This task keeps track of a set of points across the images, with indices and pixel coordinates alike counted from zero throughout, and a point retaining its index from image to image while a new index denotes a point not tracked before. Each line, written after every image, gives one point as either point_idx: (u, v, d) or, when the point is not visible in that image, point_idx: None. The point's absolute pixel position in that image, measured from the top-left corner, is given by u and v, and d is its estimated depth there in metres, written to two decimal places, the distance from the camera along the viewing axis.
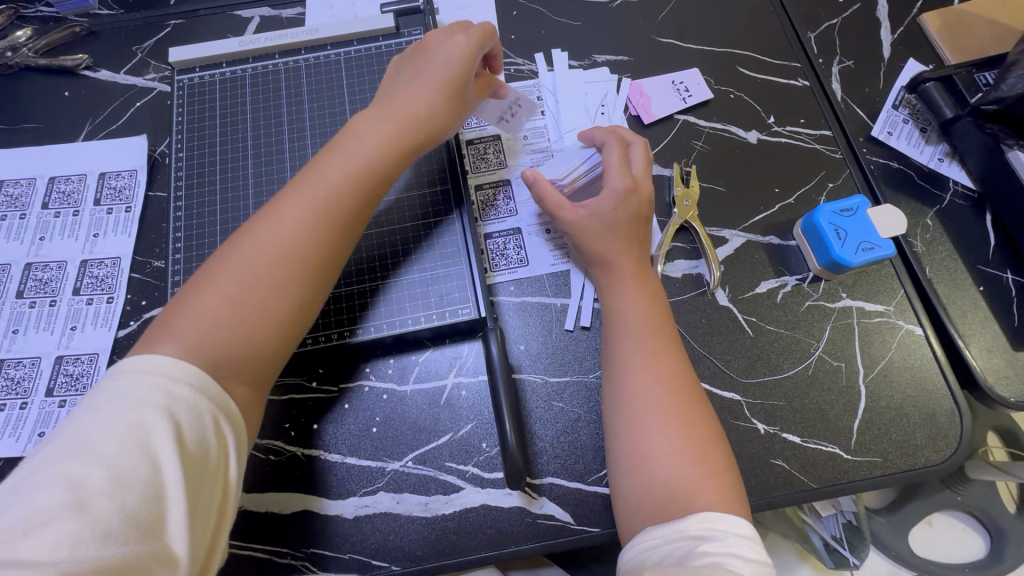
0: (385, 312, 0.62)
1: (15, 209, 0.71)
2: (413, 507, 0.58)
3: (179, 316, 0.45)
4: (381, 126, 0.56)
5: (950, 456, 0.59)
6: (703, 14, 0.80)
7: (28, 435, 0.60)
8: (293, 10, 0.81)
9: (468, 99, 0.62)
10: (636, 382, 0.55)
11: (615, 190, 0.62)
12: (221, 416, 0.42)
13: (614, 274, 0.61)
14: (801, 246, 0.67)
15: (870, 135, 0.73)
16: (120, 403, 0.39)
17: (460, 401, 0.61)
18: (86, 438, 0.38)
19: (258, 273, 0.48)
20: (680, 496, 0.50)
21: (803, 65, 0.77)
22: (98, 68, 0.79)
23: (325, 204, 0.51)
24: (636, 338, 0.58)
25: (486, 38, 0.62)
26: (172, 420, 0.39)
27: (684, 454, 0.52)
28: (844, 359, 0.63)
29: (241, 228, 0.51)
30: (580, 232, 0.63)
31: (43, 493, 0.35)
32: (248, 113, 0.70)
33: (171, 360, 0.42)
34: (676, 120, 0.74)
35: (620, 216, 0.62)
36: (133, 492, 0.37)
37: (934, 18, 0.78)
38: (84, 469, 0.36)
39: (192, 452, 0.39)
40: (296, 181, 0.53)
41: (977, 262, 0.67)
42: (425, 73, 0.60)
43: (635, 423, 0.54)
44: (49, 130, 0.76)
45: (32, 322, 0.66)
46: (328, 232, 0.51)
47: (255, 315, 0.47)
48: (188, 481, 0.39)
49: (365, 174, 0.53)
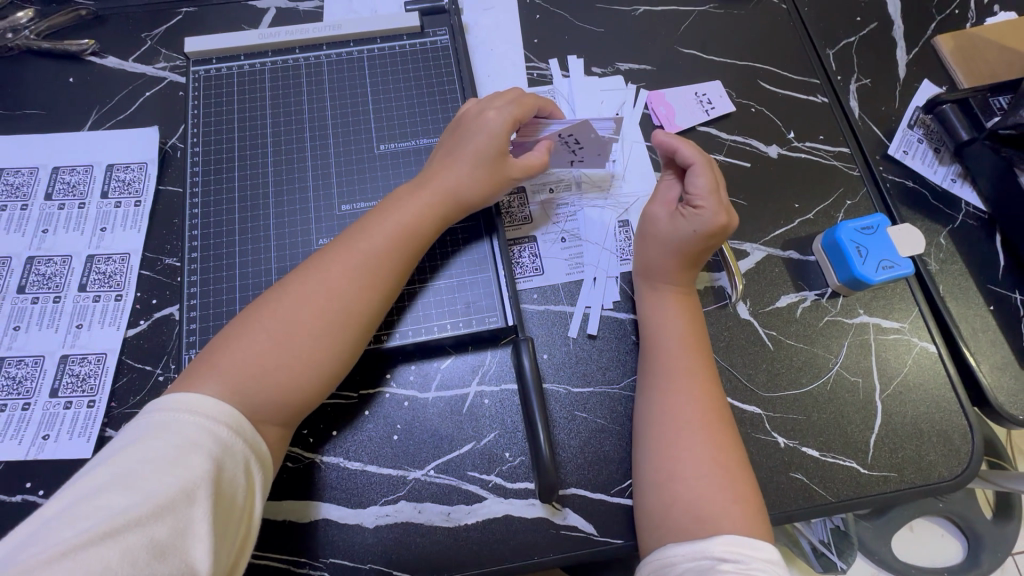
0: (412, 318, 0.62)
1: (16, 198, 0.68)
2: (435, 516, 0.57)
3: (226, 358, 0.49)
4: (423, 201, 0.58)
5: (961, 472, 0.61)
6: (723, 27, 0.80)
7: (31, 438, 0.58)
8: (311, 4, 0.79)
9: (513, 166, 0.61)
10: (670, 400, 0.56)
11: (694, 221, 0.59)
12: (253, 459, 0.47)
13: (659, 288, 0.62)
14: (821, 262, 0.68)
15: (886, 153, 0.74)
16: (165, 437, 0.43)
17: (483, 410, 0.61)
18: (128, 468, 0.41)
19: (303, 328, 0.51)
20: (705, 517, 0.50)
21: (822, 81, 0.78)
22: (105, 55, 0.76)
23: (364, 270, 0.54)
24: (671, 356, 0.58)
25: (521, 110, 0.62)
26: (210, 458, 0.43)
27: (712, 477, 0.52)
28: (861, 374, 0.64)
29: (291, 275, 0.55)
30: (647, 234, 0.63)
31: (84, 518, 0.38)
32: (267, 108, 0.68)
33: (213, 400, 0.46)
34: (698, 131, 0.74)
35: (687, 242, 0.60)
36: (165, 524, 0.39)
37: (948, 40, 0.79)
38: (122, 499, 0.39)
39: (224, 491, 0.43)
40: (340, 243, 0.56)
41: (987, 282, 0.69)
42: (462, 147, 0.61)
43: (665, 441, 0.54)
44: (53, 117, 0.73)
45: (34, 319, 0.63)
46: (367, 297, 0.54)
47: (297, 373, 0.50)
48: (216, 518, 0.42)
49: (404, 244, 0.57)
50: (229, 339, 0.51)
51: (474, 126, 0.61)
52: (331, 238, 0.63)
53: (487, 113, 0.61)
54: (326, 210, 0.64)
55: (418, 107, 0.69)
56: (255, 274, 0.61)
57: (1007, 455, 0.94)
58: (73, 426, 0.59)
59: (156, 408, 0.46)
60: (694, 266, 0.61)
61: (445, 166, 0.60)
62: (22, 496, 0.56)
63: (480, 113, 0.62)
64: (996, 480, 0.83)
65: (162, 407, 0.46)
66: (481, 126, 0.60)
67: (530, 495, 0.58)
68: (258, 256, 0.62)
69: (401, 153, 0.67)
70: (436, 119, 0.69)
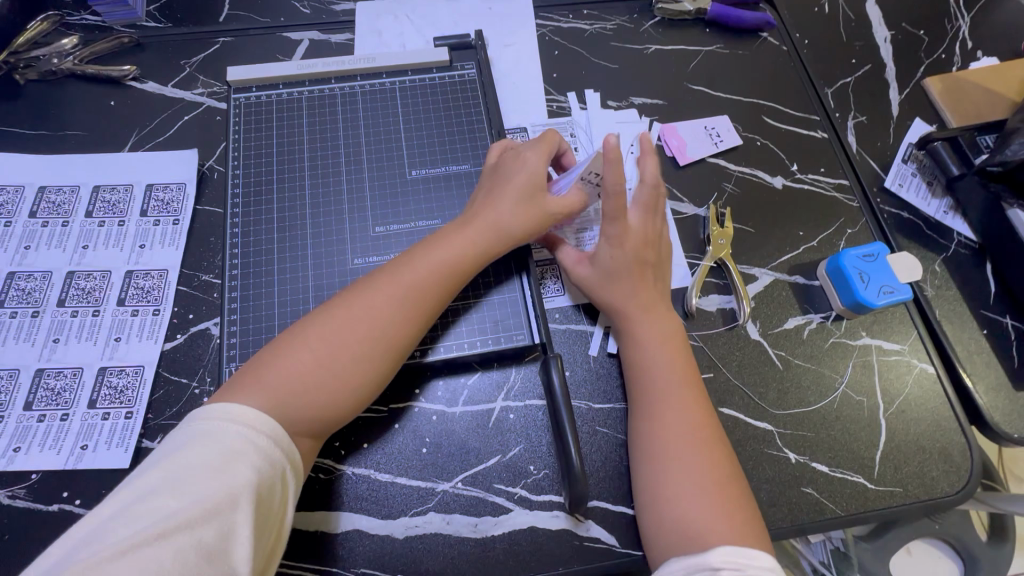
0: (457, 332, 0.65)
1: (57, 215, 0.71)
2: (463, 527, 0.59)
3: (271, 370, 0.51)
4: (468, 239, 0.61)
5: (961, 488, 0.64)
6: (729, 66, 0.86)
7: (70, 448, 0.59)
8: (343, 36, 0.84)
9: (552, 199, 0.63)
10: (662, 421, 0.57)
11: (611, 240, 0.62)
12: (288, 468, 0.48)
13: (629, 318, 0.63)
14: (825, 287, 0.72)
15: (883, 185, 0.79)
16: (208, 444, 0.45)
17: (508, 424, 0.63)
18: (178, 473, 0.42)
19: (347, 348, 0.53)
20: (694, 533, 0.52)
21: (822, 118, 0.83)
22: (145, 80, 0.80)
23: (407, 299, 0.56)
24: (653, 384, 0.60)
25: (551, 148, 0.66)
26: (253, 468, 0.45)
27: (699, 494, 0.53)
28: (865, 394, 0.67)
29: (339, 297, 0.57)
30: (589, 286, 0.65)
31: (139, 519, 0.39)
32: (304, 133, 0.72)
33: (258, 412, 0.48)
34: (708, 162, 0.79)
35: (622, 266, 0.63)
36: (212, 528, 0.41)
37: (936, 82, 0.85)
38: (172, 502, 0.41)
39: (264, 497, 0.45)
40: (387, 269, 0.58)
41: (980, 307, 0.73)
42: (502, 184, 0.64)
43: (650, 460, 0.57)
44: (94, 138, 0.76)
45: (73, 332, 0.65)
46: (408, 322, 0.56)
47: (337, 392, 0.52)
48: (256, 523, 0.43)
49: (447, 277, 0.59)
50: (273, 354, 0.53)
51: (511, 168, 0.65)
52: (366, 257, 0.66)
53: (523, 154, 0.65)
54: (360, 231, 0.67)
55: (447, 136, 0.73)
56: (293, 291, 0.64)
57: (999, 476, 0.98)
58: (110, 437, 0.60)
59: (198, 416, 0.47)
60: (643, 283, 0.63)
61: (485, 203, 0.63)
62: (59, 506, 0.58)
63: (517, 154, 0.66)
64: (991, 500, 0.86)
65: (203, 415, 0.47)
66: (520, 166, 0.64)
67: (554, 507, 0.60)
68: (296, 274, 0.65)
69: (431, 178, 0.71)
70: (464, 148, 0.73)
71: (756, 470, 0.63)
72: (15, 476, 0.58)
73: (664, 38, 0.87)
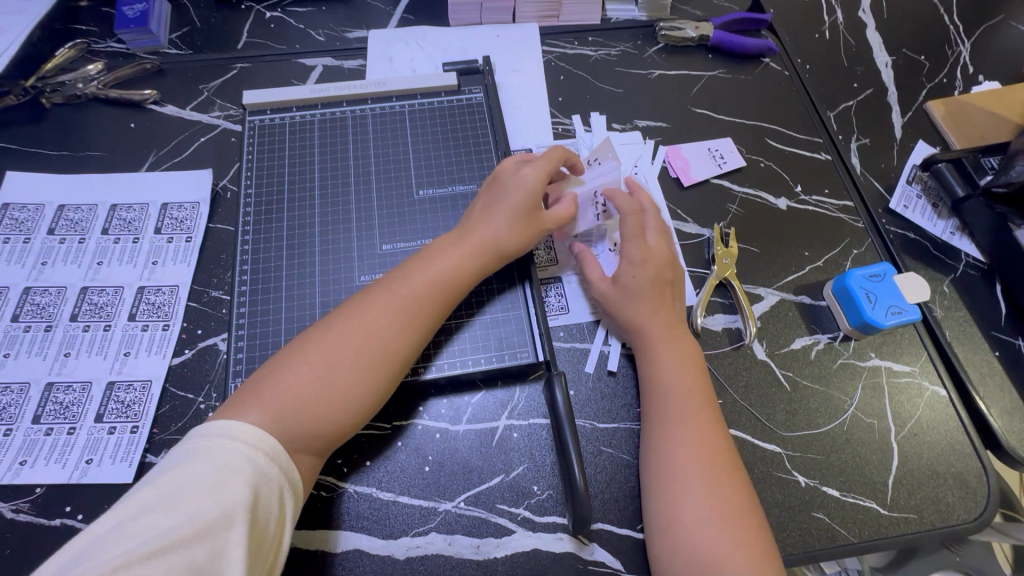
0: (456, 350, 0.65)
1: (74, 232, 0.73)
2: (464, 549, 0.58)
3: (269, 386, 0.51)
4: (459, 254, 0.61)
5: (979, 515, 0.62)
6: (732, 90, 0.87)
7: (74, 462, 0.60)
8: (356, 62, 0.87)
9: (546, 217, 0.65)
10: (678, 442, 0.57)
11: (633, 260, 0.66)
12: (286, 486, 0.48)
13: (647, 338, 0.64)
14: (833, 308, 0.71)
15: (888, 207, 0.79)
16: (206, 462, 0.44)
17: (511, 443, 0.63)
18: (174, 491, 0.42)
19: (348, 361, 0.53)
20: (713, 563, 0.50)
21: (825, 140, 0.84)
22: (165, 103, 0.82)
23: (405, 312, 0.57)
24: (671, 404, 0.59)
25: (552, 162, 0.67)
26: (249, 483, 0.44)
27: (715, 519, 0.52)
28: (876, 416, 0.66)
29: (336, 311, 0.57)
30: (608, 300, 0.66)
31: (132, 537, 0.39)
32: (316, 155, 0.74)
33: (255, 429, 0.48)
34: (712, 183, 0.79)
35: (644, 285, 0.65)
36: (205, 547, 0.40)
37: (938, 105, 0.86)
38: (167, 519, 0.40)
39: (258, 518, 0.44)
40: (383, 283, 0.59)
41: (991, 328, 0.72)
42: (500, 200, 0.65)
43: (666, 482, 0.56)
44: (114, 158, 0.78)
45: (84, 346, 0.66)
46: (405, 332, 0.56)
47: (338, 403, 0.52)
48: (249, 545, 0.43)
49: (438, 289, 0.59)
50: (274, 370, 0.53)
51: (509, 182, 0.66)
52: (372, 275, 0.67)
53: (528, 168, 0.66)
54: (368, 249, 0.68)
55: (455, 157, 0.75)
56: (301, 308, 0.65)
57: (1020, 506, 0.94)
58: (115, 451, 0.60)
59: (196, 434, 0.47)
60: (665, 302, 0.65)
61: (480, 216, 0.64)
62: (62, 520, 0.58)
63: (516, 168, 0.67)
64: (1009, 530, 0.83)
65: (202, 432, 0.47)
66: (517, 179, 0.65)
67: (558, 529, 0.59)
68: (304, 290, 0.66)
69: (439, 198, 0.72)
70: (471, 168, 0.74)
71: (765, 495, 0.61)
72: (19, 490, 0.59)
73: (667, 63, 0.89)
